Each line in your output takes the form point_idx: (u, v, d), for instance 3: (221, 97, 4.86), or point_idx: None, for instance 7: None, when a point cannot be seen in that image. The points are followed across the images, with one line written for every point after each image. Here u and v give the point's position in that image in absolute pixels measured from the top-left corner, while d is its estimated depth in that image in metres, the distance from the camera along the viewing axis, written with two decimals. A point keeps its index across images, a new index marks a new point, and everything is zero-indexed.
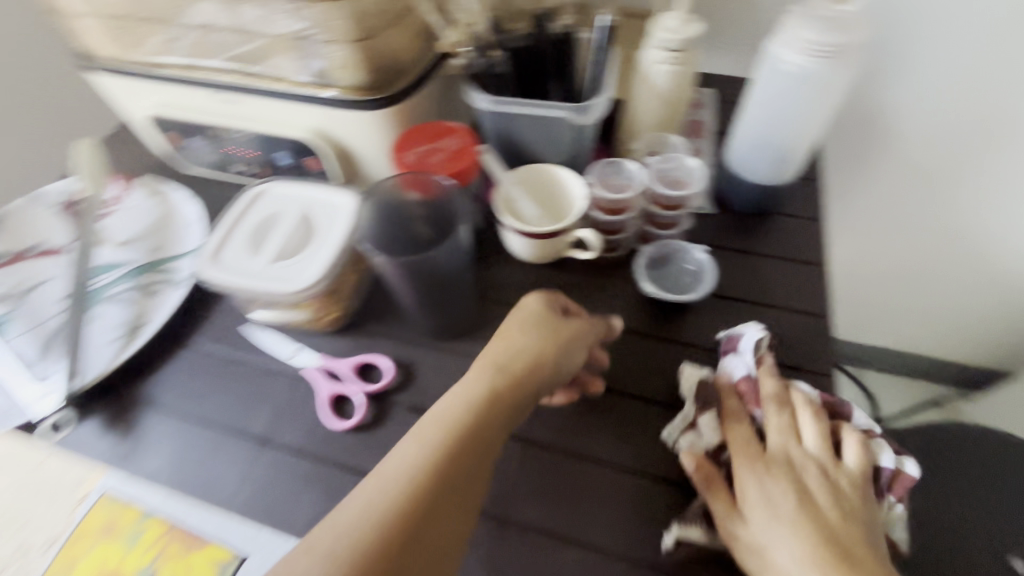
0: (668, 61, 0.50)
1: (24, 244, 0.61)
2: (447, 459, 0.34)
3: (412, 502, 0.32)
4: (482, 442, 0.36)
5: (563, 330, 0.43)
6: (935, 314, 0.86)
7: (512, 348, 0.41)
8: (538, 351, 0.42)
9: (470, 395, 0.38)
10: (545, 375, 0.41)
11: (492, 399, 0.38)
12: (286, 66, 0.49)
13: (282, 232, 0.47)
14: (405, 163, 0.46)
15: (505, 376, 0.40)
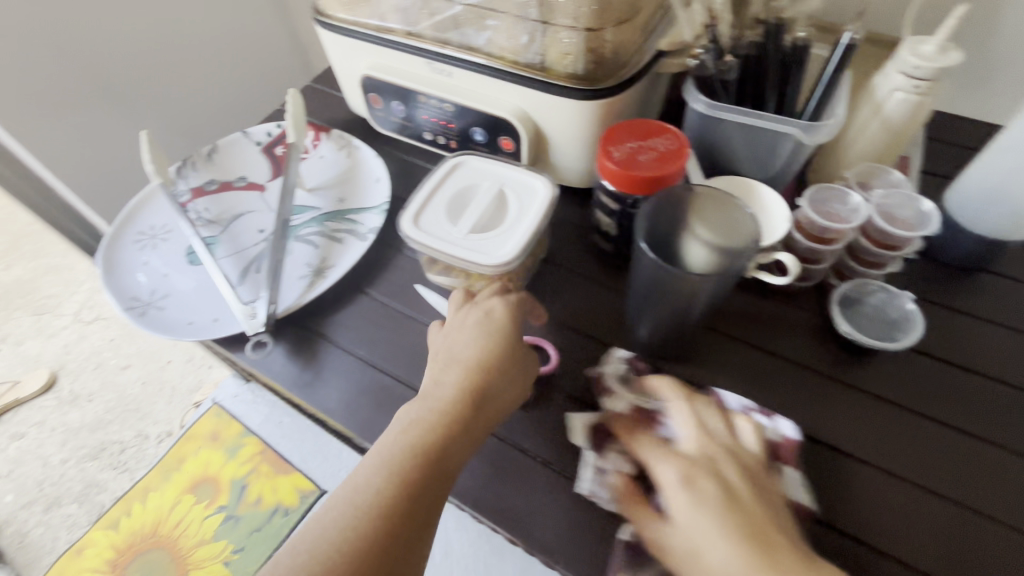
0: (911, 90, 0.45)
1: (233, 175, 0.68)
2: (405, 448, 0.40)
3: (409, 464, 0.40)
4: (444, 461, 0.40)
5: (513, 357, 0.44)
6: None
7: (464, 346, 0.44)
8: (488, 372, 0.43)
9: (413, 420, 0.42)
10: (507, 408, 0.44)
11: (455, 423, 0.41)
12: (510, 47, 0.52)
13: (481, 206, 0.49)
14: (615, 157, 0.46)
15: (475, 406, 0.42)
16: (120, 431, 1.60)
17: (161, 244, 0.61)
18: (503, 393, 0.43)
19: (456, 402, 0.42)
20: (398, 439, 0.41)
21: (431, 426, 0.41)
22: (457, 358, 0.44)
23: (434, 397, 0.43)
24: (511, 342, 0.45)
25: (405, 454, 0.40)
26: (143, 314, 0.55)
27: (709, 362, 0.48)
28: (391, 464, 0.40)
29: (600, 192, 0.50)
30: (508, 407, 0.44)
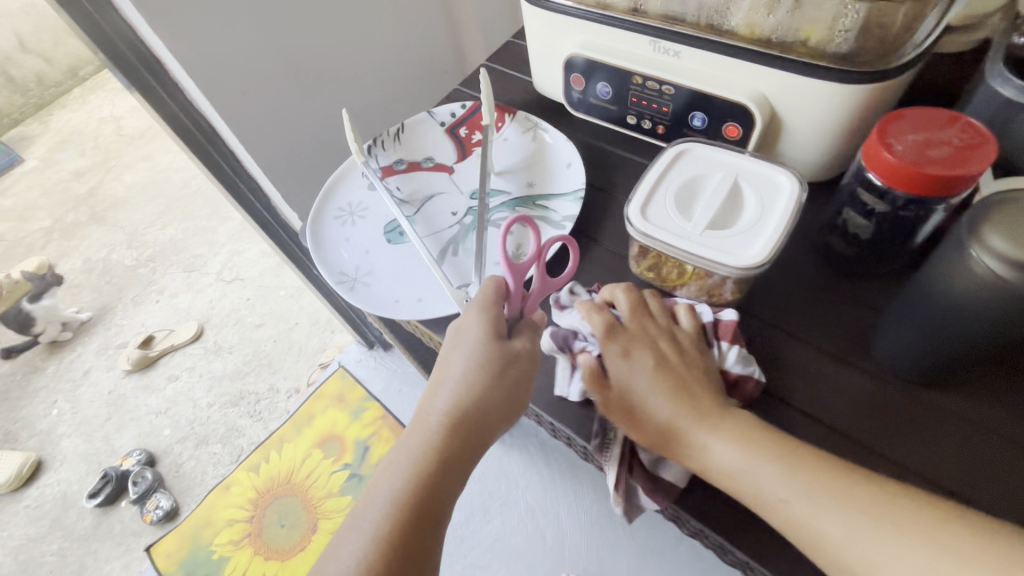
0: None
1: (420, 155, 0.69)
2: (426, 466, 0.43)
3: (424, 480, 0.43)
4: (466, 463, 0.45)
5: (501, 382, 0.45)
6: None
7: (453, 377, 0.46)
8: (467, 396, 0.45)
9: (428, 430, 0.44)
10: (501, 416, 0.46)
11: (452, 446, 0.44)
12: (760, 23, 0.46)
13: (718, 200, 0.46)
14: (897, 151, 0.40)
15: (456, 422, 0.45)
16: (255, 382, 1.77)
17: (361, 221, 0.63)
18: (491, 404, 0.45)
19: (443, 424, 0.45)
20: (404, 459, 0.44)
21: (423, 455, 0.43)
22: (484, 397, 0.45)
23: (441, 414, 0.45)
24: (501, 369, 0.45)
25: (419, 474, 0.43)
26: (352, 289, 0.57)
27: (981, 396, 0.43)
28: (406, 490, 0.42)
29: (858, 189, 0.44)
30: (498, 412, 0.46)
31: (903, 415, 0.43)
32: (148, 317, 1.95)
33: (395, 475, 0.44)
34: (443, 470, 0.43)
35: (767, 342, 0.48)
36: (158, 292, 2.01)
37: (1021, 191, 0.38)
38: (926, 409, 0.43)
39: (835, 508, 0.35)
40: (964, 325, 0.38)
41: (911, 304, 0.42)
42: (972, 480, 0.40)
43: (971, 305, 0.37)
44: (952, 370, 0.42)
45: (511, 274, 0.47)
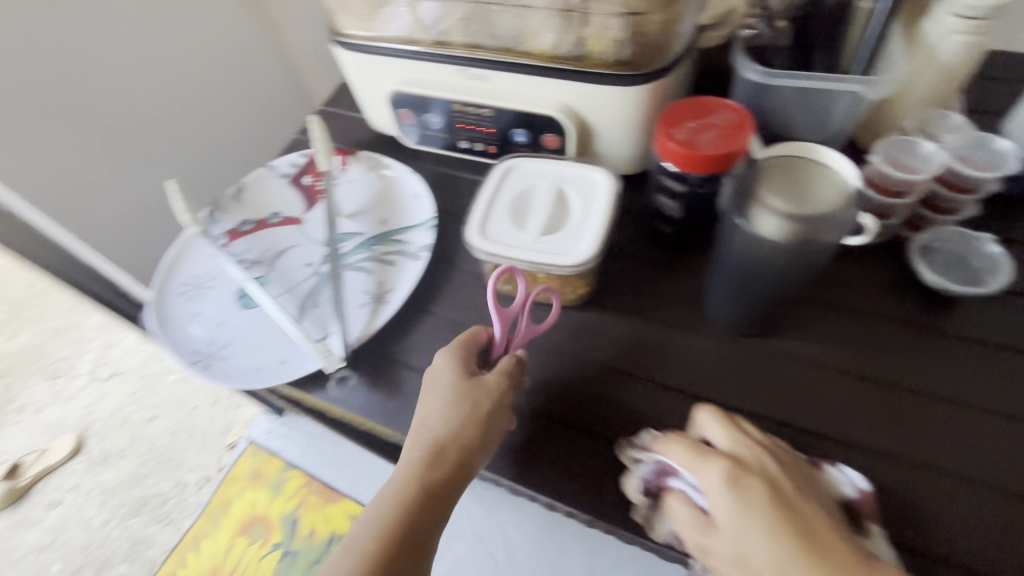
0: (965, 31, 0.45)
1: (266, 213, 0.66)
2: (432, 483, 0.43)
3: (423, 489, 0.43)
4: (452, 494, 0.44)
5: (472, 418, 0.43)
6: None
7: (429, 417, 0.44)
8: (450, 428, 0.43)
9: (415, 453, 0.44)
10: (477, 451, 0.43)
11: (417, 476, 0.43)
12: (548, 42, 0.50)
13: (545, 208, 0.48)
14: (678, 139, 0.45)
15: (437, 458, 0.43)
16: (158, 483, 1.58)
17: (209, 292, 0.59)
18: (466, 441, 0.43)
19: (424, 464, 0.43)
20: (394, 484, 0.44)
21: (405, 482, 0.43)
22: (447, 428, 0.43)
23: (427, 451, 0.43)
24: (473, 407, 0.43)
25: (428, 492, 0.43)
26: (209, 367, 0.54)
27: (804, 330, 0.48)
28: (387, 508, 0.43)
29: (661, 175, 0.49)
30: (477, 452, 0.43)
31: (742, 366, 0.48)
32: (10, 443, 1.69)
33: (389, 487, 0.44)
34: (442, 493, 0.43)
35: (621, 325, 0.51)
36: (19, 411, 1.75)
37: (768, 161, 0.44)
38: (760, 356, 0.48)
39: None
40: (763, 274, 0.43)
41: (723, 263, 0.46)
42: (810, 407, 0.45)
43: (764, 261, 0.42)
44: (774, 314, 0.47)
45: (499, 323, 0.46)
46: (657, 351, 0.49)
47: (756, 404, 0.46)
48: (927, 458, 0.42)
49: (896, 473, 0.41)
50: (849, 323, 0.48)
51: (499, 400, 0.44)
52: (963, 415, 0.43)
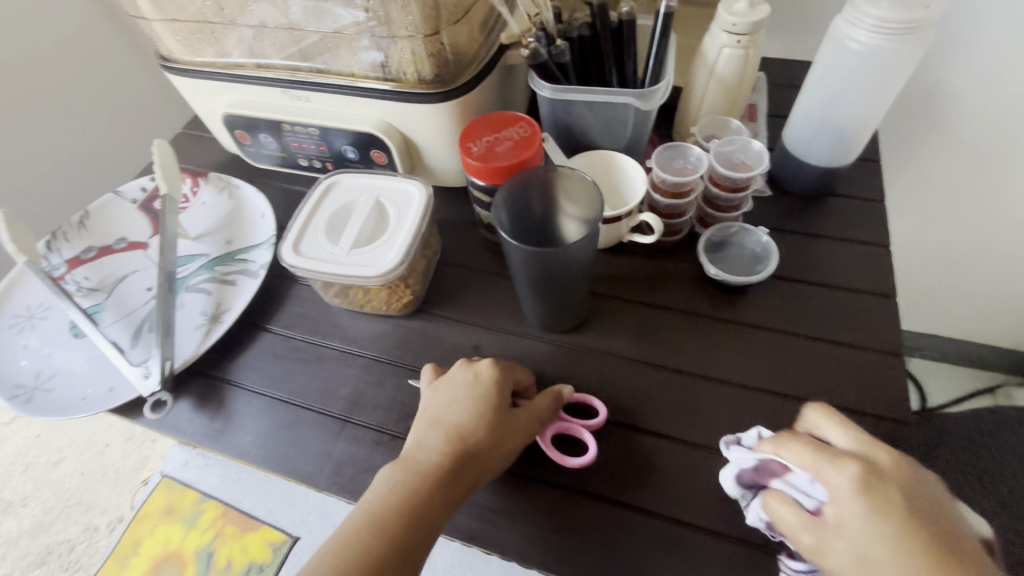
0: (735, 45, 0.50)
1: (111, 239, 0.65)
2: (437, 483, 0.40)
3: (435, 492, 0.40)
4: (450, 495, 0.40)
5: (497, 420, 0.42)
6: (981, 295, 0.86)
7: (447, 410, 0.43)
8: (480, 432, 0.42)
9: (439, 456, 0.41)
10: (495, 449, 0.42)
11: (444, 471, 0.40)
12: (358, 63, 0.52)
13: (360, 221, 0.50)
14: (474, 153, 0.48)
15: (461, 456, 0.41)
16: (65, 529, 1.49)
17: (41, 324, 0.58)
18: (498, 444, 0.42)
19: (446, 461, 0.41)
20: (396, 475, 0.41)
21: (431, 476, 0.40)
22: (455, 428, 0.42)
23: (448, 444, 0.41)
24: (493, 412, 0.43)
25: (432, 494, 0.40)
26: (29, 400, 0.52)
27: (609, 325, 0.52)
28: (395, 499, 0.39)
29: (472, 189, 0.52)
30: (496, 453, 0.42)
31: (553, 361, 0.51)
32: None
33: (372, 493, 0.40)
34: (432, 499, 0.39)
35: (446, 330, 0.53)
36: None
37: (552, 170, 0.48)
38: (569, 351, 0.51)
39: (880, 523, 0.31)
40: (545, 277, 0.46)
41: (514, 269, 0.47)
42: (609, 396, 0.48)
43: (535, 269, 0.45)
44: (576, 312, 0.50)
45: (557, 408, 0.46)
46: (477, 353, 0.52)
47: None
48: (704, 436, 0.45)
49: (673, 451, 0.45)
50: (649, 316, 0.52)
51: (475, 393, 0.43)
52: (739, 394, 0.47)
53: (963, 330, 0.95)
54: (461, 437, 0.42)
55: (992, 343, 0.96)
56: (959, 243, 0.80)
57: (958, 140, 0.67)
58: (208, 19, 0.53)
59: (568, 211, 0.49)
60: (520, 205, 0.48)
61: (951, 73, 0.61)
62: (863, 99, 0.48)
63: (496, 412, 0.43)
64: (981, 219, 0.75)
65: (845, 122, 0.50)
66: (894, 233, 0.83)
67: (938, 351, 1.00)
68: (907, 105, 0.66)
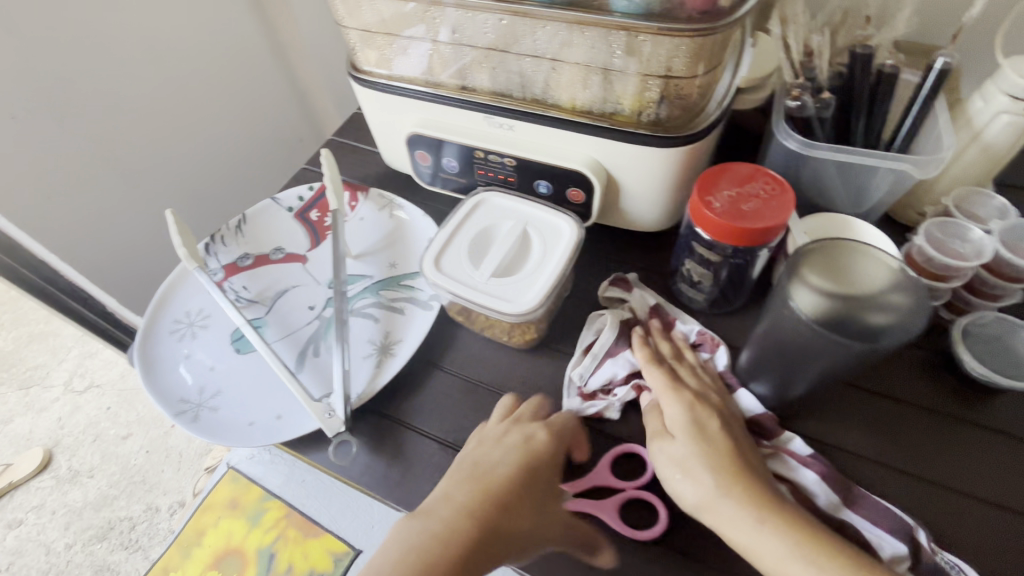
0: (1018, 112, 0.44)
1: (268, 247, 0.63)
2: (473, 533, 0.38)
3: (474, 526, 0.38)
4: (486, 538, 0.38)
5: (531, 460, 0.42)
6: None
7: (487, 456, 0.43)
8: (503, 469, 0.42)
9: (456, 517, 0.39)
10: (550, 469, 0.43)
11: (474, 527, 0.38)
12: (580, 96, 0.48)
13: (502, 249, 0.48)
14: (716, 209, 0.43)
15: (499, 498, 0.40)
16: (128, 506, 1.50)
17: (203, 333, 0.56)
18: (531, 478, 0.42)
19: (472, 482, 0.41)
20: (414, 525, 0.39)
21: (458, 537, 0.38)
22: (483, 473, 0.41)
23: (434, 526, 0.38)
24: (528, 450, 0.43)
25: (470, 536, 0.38)
26: (196, 419, 0.49)
27: (835, 412, 0.46)
28: (433, 540, 0.38)
29: (695, 243, 0.47)
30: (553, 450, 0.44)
31: None
32: None
33: (392, 548, 0.38)
34: (483, 542, 0.38)
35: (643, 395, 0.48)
36: None
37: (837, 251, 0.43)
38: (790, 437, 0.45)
39: (763, 534, 0.36)
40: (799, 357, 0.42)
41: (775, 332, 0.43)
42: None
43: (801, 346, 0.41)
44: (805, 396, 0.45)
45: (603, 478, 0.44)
46: None
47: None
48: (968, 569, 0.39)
49: None
50: (880, 408, 0.46)
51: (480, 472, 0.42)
52: (1001, 517, 0.41)
53: None
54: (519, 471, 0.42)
55: None
56: None
57: None
58: (424, 35, 0.50)
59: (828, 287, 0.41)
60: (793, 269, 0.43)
61: None
62: None
63: (546, 466, 0.43)
64: None
65: None
66: None
67: None
68: None
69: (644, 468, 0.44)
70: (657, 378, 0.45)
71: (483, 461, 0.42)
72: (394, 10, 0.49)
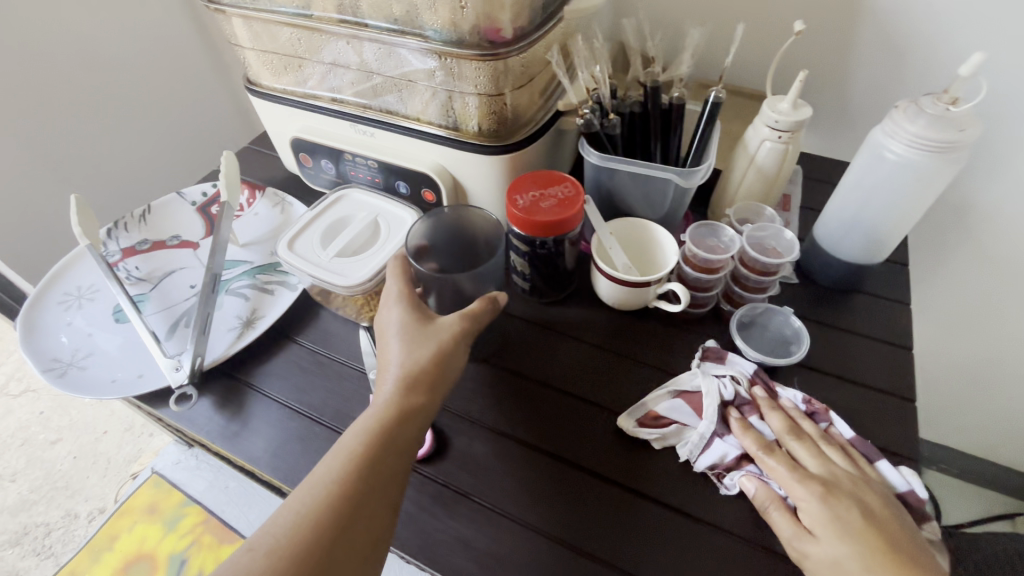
0: (776, 140, 0.53)
1: (166, 235, 0.69)
2: (396, 418, 0.41)
3: (398, 419, 0.41)
4: (410, 403, 0.42)
5: (429, 324, 0.45)
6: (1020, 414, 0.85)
7: (385, 336, 0.46)
8: (415, 344, 0.44)
9: (381, 405, 0.42)
10: (431, 349, 0.44)
11: (399, 397, 0.42)
12: (424, 109, 0.57)
13: (352, 233, 0.55)
14: (519, 205, 0.51)
15: (415, 377, 0.43)
16: (45, 512, 1.39)
17: (88, 304, 0.61)
18: (439, 352, 0.44)
19: (401, 386, 0.42)
20: (339, 452, 0.40)
21: (381, 414, 0.41)
22: (385, 358, 0.45)
23: (353, 443, 0.40)
24: (423, 318, 0.46)
25: (386, 432, 0.40)
26: (63, 375, 0.54)
27: (623, 383, 0.52)
28: (350, 460, 0.39)
29: (511, 237, 0.54)
30: (430, 322, 0.46)
31: (561, 414, 0.50)
32: None
33: (306, 491, 0.37)
34: (404, 419, 0.41)
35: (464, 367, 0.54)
36: None
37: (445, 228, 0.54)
38: (585, 406, 0.51)
39: None
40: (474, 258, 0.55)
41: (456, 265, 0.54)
42: (697, 496, 0.45)
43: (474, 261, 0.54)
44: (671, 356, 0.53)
45: None
46: (492, 394, 0.52)
47: (620, 475, 0.46)
48: (709, 515, 0.44)
49: (680, 525, 0.44)
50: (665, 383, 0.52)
51: (400, 329, 0.45)
52: None
53: (985, 448, 0.94)
54: (425, 335, 0.45)
55: (1003, 463, 0.96)
56: (982, 361, 0.81)
57: (990, 254, 0.69)
58: (300, 53, 0.59)
59: (619, 273, 0.53)
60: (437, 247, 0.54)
61: (982, 190, 0.64)
62: (897, 204, 0.50)
63: (422, 319, 0.46)
64: (1004, 338, 0.76)
65: (876, 222, 0.53)
66: (928, 344, 0.83)
67: (957, 466, 1.00)
68: (937, 217, 0.69)
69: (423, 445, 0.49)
70: (779, 468, 0.43)
71: (386, 350, 0.45)
72: (273, 33, 0.58)
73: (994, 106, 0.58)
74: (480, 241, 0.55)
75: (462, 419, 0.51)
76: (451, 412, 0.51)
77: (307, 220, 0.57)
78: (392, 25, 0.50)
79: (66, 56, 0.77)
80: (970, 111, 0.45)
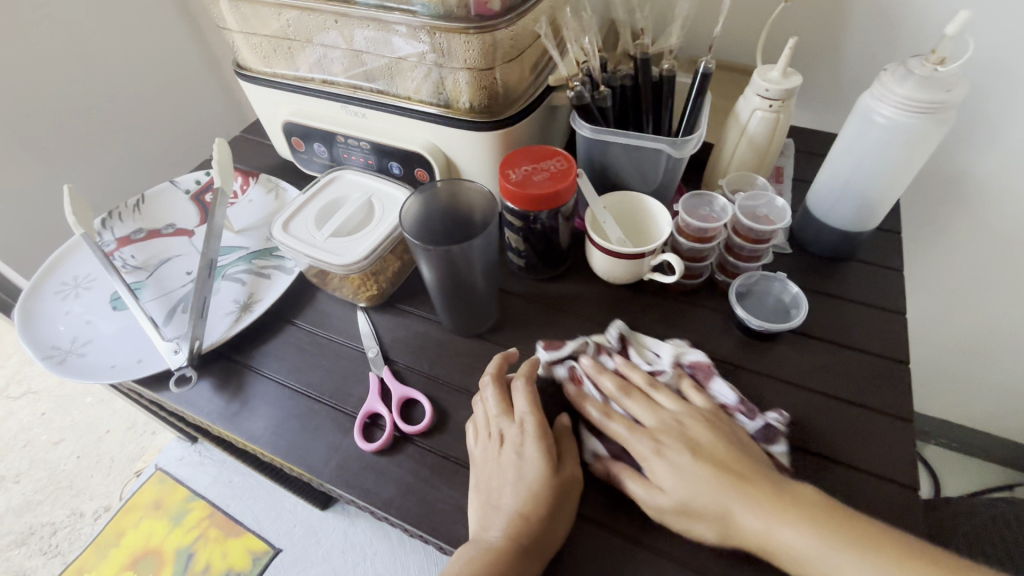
0: (767, 108, 0.54)
1: (161, 223, 0.69)
2: (510, 565, 0.39)
3: (499, 559, 0.39)
4: (526, 558, 0.39)
5: (552, 485, 0.42)
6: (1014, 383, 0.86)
7: (488, 479, 0.43)
8: (535, 502, 0.41)
9: (484, 551, 0.39)
10: (555, 517, 0.41)
11: (512, 549, 0.39)
12: (415, 88, 0.56)
13: (346, 213, 0.55)
14: (512, 179, 0.51)
15: (529, 534, 0.40)
16: (52, 511, 1.39)
17: (85, 293, 0.61)
18: (558, 512, 0.41)
19: (513, 535, 0.40)
20: None
21: (489, 562, 0.39)
22: (491, 500, 0.42)
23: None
24: (548, 475, 0.42)
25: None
26: (62, 363, 0.54)
27: None
28: None
29: (505, 213, 0.54)
30: (557, 477, 0.42)
31: None
32: None
33: None
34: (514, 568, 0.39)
35: (462, 344, 0.55)
36: None
37: (436, 205, 0.54)
38: None
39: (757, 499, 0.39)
40: (470, 230, 0.55)
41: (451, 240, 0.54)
42: None
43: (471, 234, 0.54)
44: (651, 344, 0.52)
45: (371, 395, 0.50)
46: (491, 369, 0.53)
47: None
48: None
49: None
50: None
51: (523, 481, 0.42)
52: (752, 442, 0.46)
53: (981, 420, 0.96)
54: (548, 492, 0.42)
55: (999, 434, 0.97)
56: (977, 330, 0.81)
57: (982, 223, 0.69)
58: (289, 36, 0.58)
59: (614, 246, 0.54)
60: (431, 223, 0.54)
61: (974, 157, 0.64)
62: (888, 168, 0.51)
63: (547, 474, 0.42)
64: (998, 307, 0.77)
65: (867, 189, 0.53)
66: (923, 315, 0.84)
67: (954, 439, 1.01)
68: (930, 187, 0.69)
69: (422, 420, 0.49)
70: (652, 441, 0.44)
71: (496, 494, 0.42)
72: (261, 16, 0.58)
73: (982, 71, 0.58)
74: (476, 215, 0.54)
75: (462, 394, 0.51)
76: (451, 387, 0.51)
77: (302, 201, 0.57)
78: (381, 1, 0.50)
79: (53, 48, 0.77)
80: (958, 72, 0.45)
